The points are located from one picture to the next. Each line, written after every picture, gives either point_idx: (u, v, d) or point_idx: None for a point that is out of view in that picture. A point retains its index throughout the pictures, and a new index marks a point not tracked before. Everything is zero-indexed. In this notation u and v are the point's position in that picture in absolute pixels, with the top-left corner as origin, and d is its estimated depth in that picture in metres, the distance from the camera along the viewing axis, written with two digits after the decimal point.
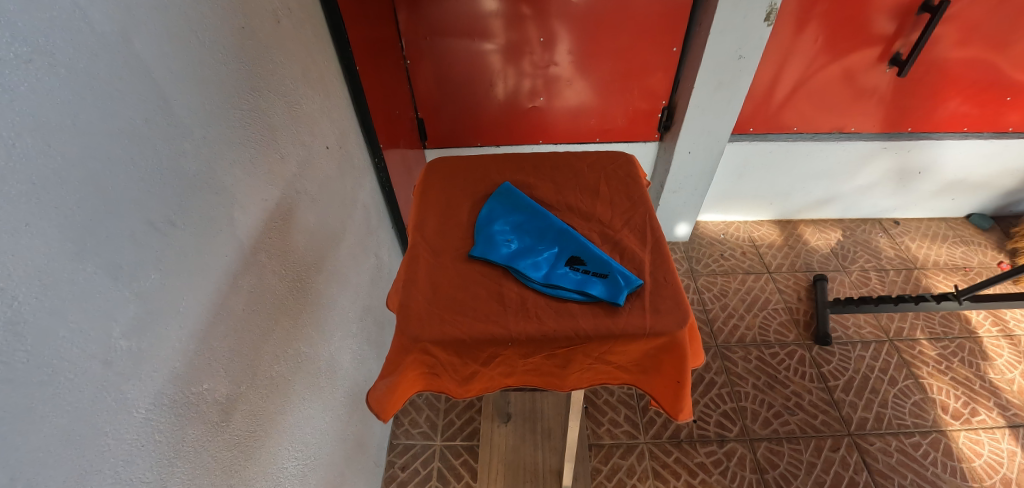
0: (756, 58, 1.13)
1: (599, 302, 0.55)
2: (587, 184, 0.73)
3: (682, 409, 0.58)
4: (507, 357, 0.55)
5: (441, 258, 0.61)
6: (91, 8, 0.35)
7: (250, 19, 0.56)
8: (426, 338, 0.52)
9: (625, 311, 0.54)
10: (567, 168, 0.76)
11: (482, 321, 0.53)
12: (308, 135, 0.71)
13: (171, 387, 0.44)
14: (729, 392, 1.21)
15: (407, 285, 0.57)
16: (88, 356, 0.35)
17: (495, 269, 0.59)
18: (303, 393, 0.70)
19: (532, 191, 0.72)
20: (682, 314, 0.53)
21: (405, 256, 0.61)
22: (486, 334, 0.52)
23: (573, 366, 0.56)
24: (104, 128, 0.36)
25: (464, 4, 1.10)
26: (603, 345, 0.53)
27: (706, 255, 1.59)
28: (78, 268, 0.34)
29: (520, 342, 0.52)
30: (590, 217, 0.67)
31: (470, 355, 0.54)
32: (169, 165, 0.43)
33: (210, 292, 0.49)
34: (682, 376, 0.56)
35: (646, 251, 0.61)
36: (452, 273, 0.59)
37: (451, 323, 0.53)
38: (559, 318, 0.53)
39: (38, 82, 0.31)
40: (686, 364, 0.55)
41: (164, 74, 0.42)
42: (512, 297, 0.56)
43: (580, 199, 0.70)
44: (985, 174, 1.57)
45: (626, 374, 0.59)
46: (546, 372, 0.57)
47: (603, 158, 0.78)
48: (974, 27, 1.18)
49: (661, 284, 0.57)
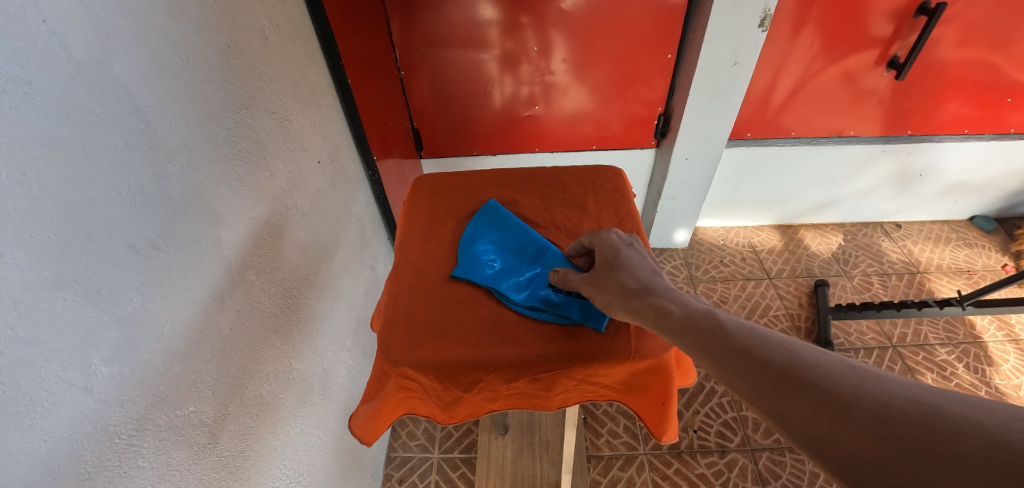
0: (751, 64, 1.12)
1: (583, 326, 0.54)
2: (574, 199, 0.73)
3: (666, 430, 0.57)
4: (489, 383, 0.53)
5: (425, 278, 0.61)
6: (68, 35, 0.35)
7: (236, 38, 0.56)
8: (406, 363, 0.51)
9: (609, 335, 0.53)
10: (554, 183, 0.76)
11: (464, 346, 0.52)
12: (298, 151, 0.71)
13: (155, 411, 0.43)
14: (730, 401, 1.19)
15: (391, 309, 0.57)
16: (67, 384, 0.35)
17: (481, 289, 0.59)
18: (295, 409, 0.69)
19: (520, 207, 0.72)
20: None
21: (391, 277, 0.61)
22: (466, 359, 0.51)
23: (557, 389, 0.55)
24: (83, 155, 0.36)
25: (457, 15, 1.10)
26: (587, 368, 0.52)
27: (706, 261, 1.58)
28: (56, 297, 0.34)
29: (502, 368, 0.51)
30: (577, 235, 0.67)
31: (451, 381, 0.53)
32: (152, 188, 0.43)
33: (197, 313, 0.49)
34: (667, 398, 0.55)
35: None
36: (436, 295, 0.58)
37: (432, 348, 0.52)
38: (541, 342, 0.53)
39: (14, 111, 0.31)
40: (670, 385, 0.54)
41: (144, 95, 0.42)
42: (494, 321, 0.55)
43: (568, 216, 0.70)
44: (987, 176, 1.55)
45: (613, 394, 0.58)
46: (530, 395, 0.56)
47: (591, 173, 0.77)
48: (974, 28, 1.17)
49: None
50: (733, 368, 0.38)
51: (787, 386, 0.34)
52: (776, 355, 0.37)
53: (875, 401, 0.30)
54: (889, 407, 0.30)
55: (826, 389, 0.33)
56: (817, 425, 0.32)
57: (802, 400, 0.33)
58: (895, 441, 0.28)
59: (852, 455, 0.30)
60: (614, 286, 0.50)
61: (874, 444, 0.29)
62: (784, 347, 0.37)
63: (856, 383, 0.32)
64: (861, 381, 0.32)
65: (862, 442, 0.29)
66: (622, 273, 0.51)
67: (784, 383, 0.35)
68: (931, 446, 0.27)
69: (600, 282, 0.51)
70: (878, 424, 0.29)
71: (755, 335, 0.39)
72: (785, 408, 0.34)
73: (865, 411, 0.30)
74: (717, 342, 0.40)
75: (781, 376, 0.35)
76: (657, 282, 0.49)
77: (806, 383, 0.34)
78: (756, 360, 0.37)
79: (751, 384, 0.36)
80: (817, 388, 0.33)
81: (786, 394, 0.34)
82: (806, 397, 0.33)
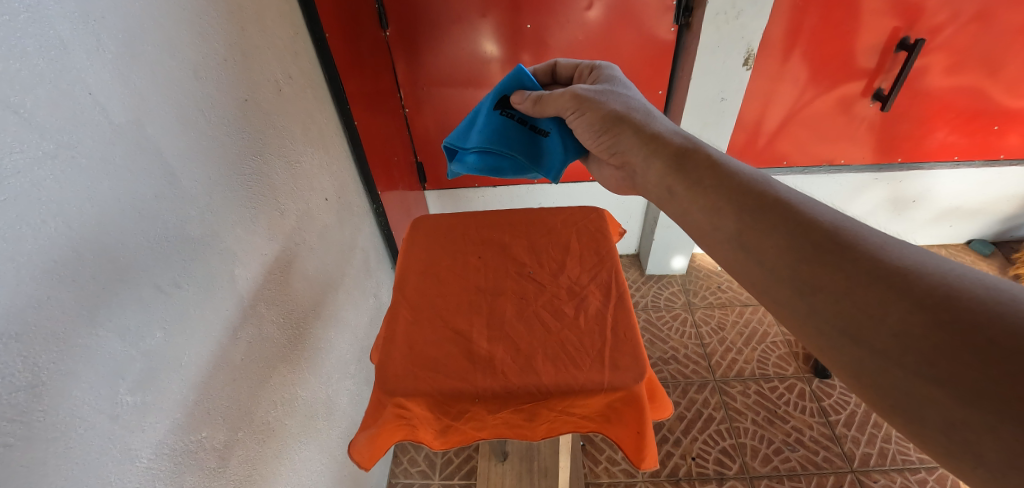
0: (738, 98, 1.18)
1: (563, 358, 0.58)
2: (559, 239, 0.78)
3: (645, 458, 0.59)
4: (476, 414, 0.56)
5: (418, 315, 0.65)
6: (109, 102, 0.39)
7: (253, 92, 0.62)
8: (400, 393, 0.55)
9: (585, 366, 0.57)
10: (541, 224, 0.81)
11: (453, 378, 0.56)
12: (307, 190, 0.76)
13: (172, 436, 0.47)
14: (728, 428, 1.19)
15: (386, 343, 0.60)
16: (96, 410, 0.39)
17: (469, 325, 0.63)
18: (300, 435, 0.72)
19: (508, 247, 0.77)
20: (639, 369, 0.56)
21: (386, 314, 0.65)
22: (454, 390, 0.55)
23: (539, 420, 0.58)
24: (119, 208, 0.40)
25: (460, 56, 1.18)
26: (565, 399, 0.55)
27: (703, 287, 1.60)
28: (91, 334, 0.38)
29: (487, 399, 0.55)
30: (560, 273, 0.71)
31: (442, 410, 0.56)
32: (176, 234, 0.47)
33: (211, 346, 0.52)
34: (642, 426, 0.57)
35: (609, 307, 0.65)
36: (427, 330, 0.62)
37: (424, 379, 0.56)
38: (523, 373, 0.57)
39: (61, 175, 0.35)
40: (645, 414, 0.57)
41: (172, 150, 0.47)
42: (481, 353, 0.59)
43: (552, 79, 0.81)
44: (980, 201, 1.60)
45: (593, 424, 0.60)
46: (514, 426, 0.59)
47: (575, 214, 0.83)
48: (959, 59, 1.21)
49: (620, 339, 0.60)
50: (767, 234, 0.43)
51: (826, 256, 0.39)
52: (822, 226, 0.41)
53: (936, 283, 0.33)
54: (953, 294, 0.32)
55: (875, 265, 0.36)
56: (859, 300, 0.36)
57: (846, 273, 0.37)
58: (954, 325, 0.31)
59: (889, 335, 0.34)
60: (595, 107, 0.65)
61: (924, 327, 0.32)
62: (834, 222, 0.41)
63: (912, 270, 0.35)
64: (934, 266, 0.35)
65: (915, 326, 0.33)
66: (604, 98, 0.65)
67: (825, 253, 0.39)
68: (995, 338, 0.30)
69: (582, 103, 0.66)
70: (937, 308, 0.32)
71: (794, 204, 0.44)
72: (822, 283, 0.38)
73: (921, 293, 0.33)
74: (751, 205, 0.46)
75: (825, 247, 0.39)
76: (637, 108, 0.64)
77: (854, 257, 0.38)
78: (803, 230, 0.42)
79: (785, 254, 0.41)
80: (868, 264, 0.37)
81: (823, 263, 0.39)
82: (852, 271, 0.37)
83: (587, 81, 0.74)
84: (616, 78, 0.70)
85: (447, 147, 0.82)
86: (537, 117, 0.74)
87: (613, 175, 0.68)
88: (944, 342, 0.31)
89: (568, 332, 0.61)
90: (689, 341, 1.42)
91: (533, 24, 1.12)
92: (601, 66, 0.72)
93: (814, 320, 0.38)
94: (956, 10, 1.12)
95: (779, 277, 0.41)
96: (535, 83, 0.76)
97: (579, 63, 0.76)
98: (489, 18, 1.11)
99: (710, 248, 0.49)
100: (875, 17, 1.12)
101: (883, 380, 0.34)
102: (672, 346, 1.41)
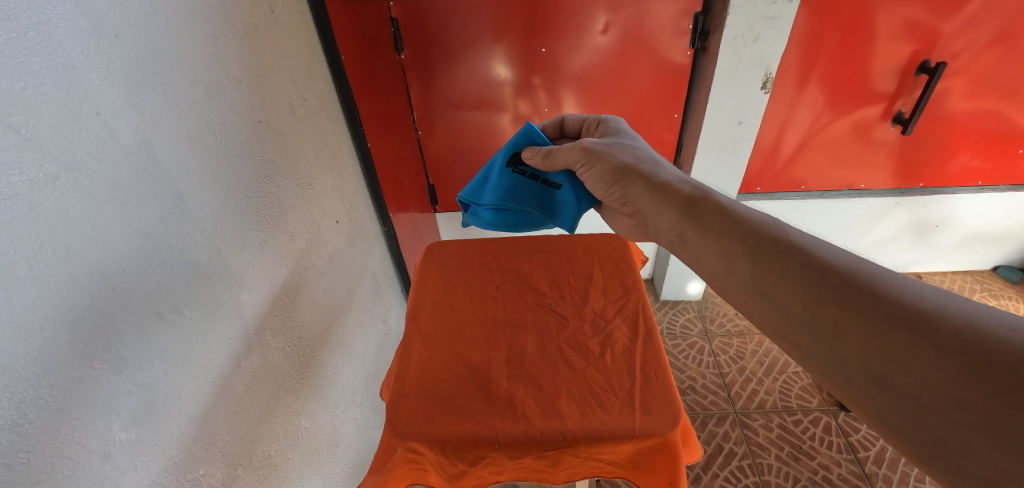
0: (756, 122, 1.16)
1: (588, 399, 0.55)
2: (580, 269, 0.75)
3: None
4: (495, 459, 0.53)
5: (432, 350, 0.62)
6: (116, 123, 0.38)
7: (267, 113, 0.61)
8: (414, 437, 0.51)
9: (615, 410, 0.53)
10: (561, 253, 0.79)
11: (470, 420, 0.53)
12: (317, 213, 0.75)
13: (167, 475, 0.44)
14: (750, 464, 1.13)
15: (399, 380, 0.58)
16: (84, 449, 0.36)
17: (487, 361, 0.60)
18: (301, 471, 0.68)
19: (525, 277, 0.74)
20: (672, 414, 0.52)
21: (399, 348, 0.62)
22: (473, 434, 0.51)
23: (563, 466, 0.54)
24: (120, 230, 0.38)
25: (474, 80, 1.18)
26: (592, 447, 0.52)
27: (720, 315, 1.56)
28: (85, 367, 0.36)
29: (507, 445, 0.51)
30: (582, 306, 0.68)
31: (457, 455, 0.52)
32: (181, 258, 0.45)
33: (213, 377, 0.50)
34: (675, 477, 0.53)
35: (637, 344, 0.61)
36: (442, 367, 0.59)
37: (438, 422, 0.53)
38: (546, 417, 0.53)
39: (63, 197, 0.34)
40: (678, 462, 0.53)
41: (182, 174, 0.45)
42: (501, 395, 0.56)
43: (560, 133, 0.80)
44: (1005, 227, 1.56)
45: (621, 470, 0.56)
46: (535, 471, 0.55)
47: (597, 242, 0.80)
48: (983, 81, 1.18)
49: (652, 380, 0.56)
50: (780, 280, 0.41)
51: (847, 298, 0.36)
52: (837, 268, 0.39)
53: (968, 329, 0.31)
54: (985, 338, 0.31)
55: (898, 310, 0.34)
56: (893, 347, 0.33)
57: (869, 318, 0.35)
58: (1002, 378, 0.29)
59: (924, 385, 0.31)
60: (603, 159, 0.63)
61: (962, 377, 0.30)
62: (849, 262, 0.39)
63: (949, 314, 0.33)
64: (961, 308, 0.33)
65: (956, 376, 0.30)
66: (612, 150, 0.63)
67: (843, 298, 0.37)
68: None
69: (590, 156, 0.64)
70: (972, 357, 0.30)
71: (814, 245, 0.42)
72: (841, 327, 0.36)
73: (954, 341, 0.31)
74: (765, 245, 0.43)
75: (843, 289, 0.37)
76: (645, 157, 0.61)
77: (873, 297, 0.36)
78: (821, 270, 0.39)
79: (801, 294, 0.39)
80: (888, 308, 0.34)
81: (843, 307, 0.36)
82: (878, 315, 0.34)
83: (594, 134, 0.72)
84: (622, 129, 0.68)
85: (460, 202, 0.78)
86: (549, 171, 0.72)
87: (626, 223, 0.64)
88: (994, 398, 0.29)
89: (594, 370, 0.58)
90: (707, 370, 1.37)
91: (547, 48, 1.12)
92: (607, 119, 0.71)
93: (846, 377, 0.35)
94: (974, 35, 1.10)
95: (797, 321, 0.39)
96: (545, 138, 0.74)
97: (585, 117, 0.75)
98: (503, 42, 1.11)
99: (722, 293, 0.46)
100: (891, 42, 1.11)
101: (924, 435, 0.31)
102: (689, 375, 1.36)
